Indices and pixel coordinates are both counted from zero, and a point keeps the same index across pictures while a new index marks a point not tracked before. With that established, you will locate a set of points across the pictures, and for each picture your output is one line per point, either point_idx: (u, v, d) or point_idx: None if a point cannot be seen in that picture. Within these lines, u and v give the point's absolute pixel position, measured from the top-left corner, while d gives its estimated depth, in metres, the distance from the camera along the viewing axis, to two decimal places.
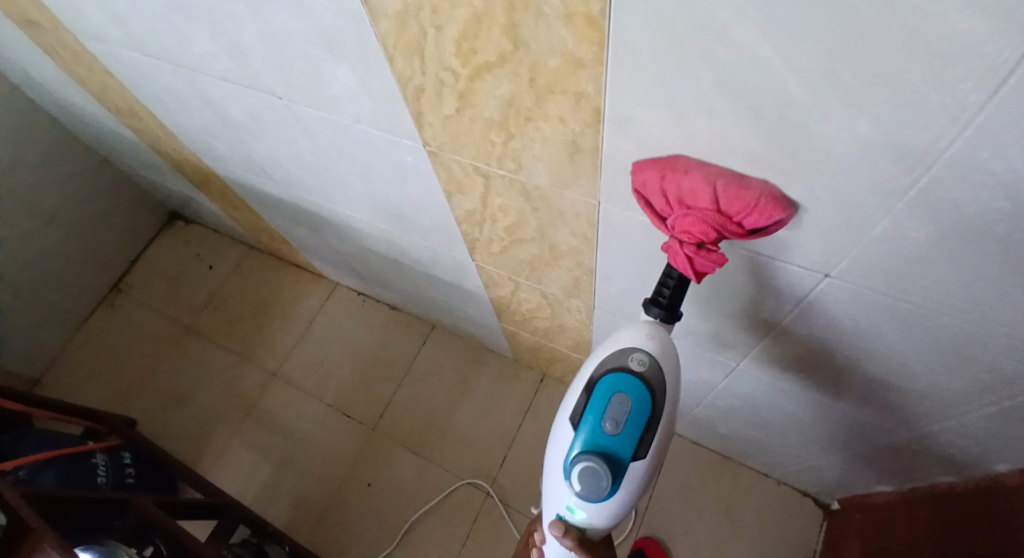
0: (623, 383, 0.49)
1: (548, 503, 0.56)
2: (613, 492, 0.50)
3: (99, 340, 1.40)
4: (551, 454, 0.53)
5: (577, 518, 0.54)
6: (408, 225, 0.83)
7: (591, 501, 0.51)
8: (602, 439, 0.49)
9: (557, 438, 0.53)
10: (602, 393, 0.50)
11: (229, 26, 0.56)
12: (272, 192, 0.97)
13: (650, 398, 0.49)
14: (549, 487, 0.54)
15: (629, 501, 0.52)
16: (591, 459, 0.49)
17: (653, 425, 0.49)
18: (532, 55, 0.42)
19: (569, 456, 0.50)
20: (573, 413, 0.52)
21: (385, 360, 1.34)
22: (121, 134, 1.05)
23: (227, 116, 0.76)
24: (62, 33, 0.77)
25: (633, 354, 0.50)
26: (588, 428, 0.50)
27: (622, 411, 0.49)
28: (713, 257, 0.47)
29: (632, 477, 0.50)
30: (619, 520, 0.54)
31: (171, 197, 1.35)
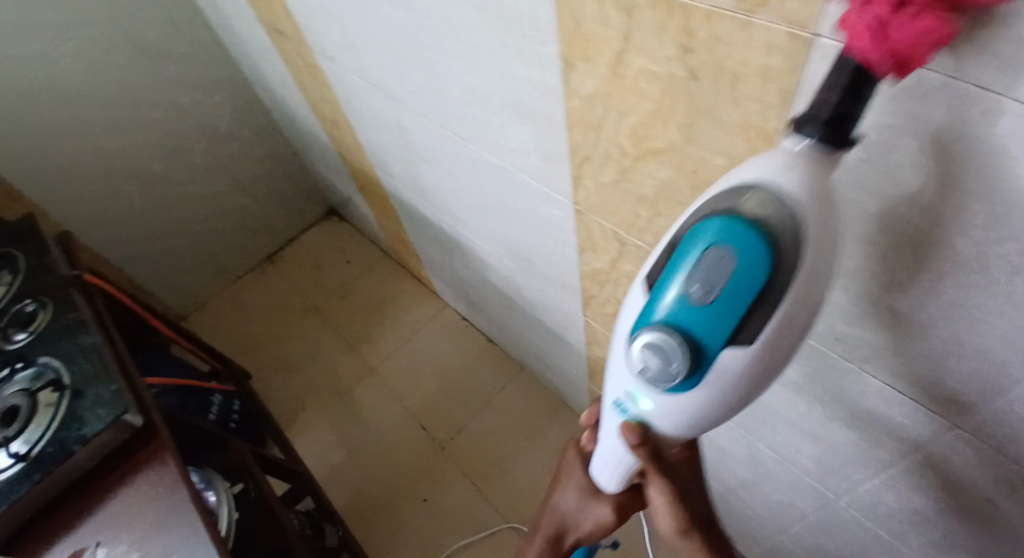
0: (729, 226, 0.32)
1: (610, 390, 0.45)
2: (689, 383, 0.37)
3: (243, 298, 1.61)
4: (619, 322, 0.41)
5: (640, 415, 0.42)
6: (534, 269, 0.90)
7: (660, 390, 0.39)
8: (682, 306, 0.35)
9: (630, 300, 0.40)
10: (694, 243, 0.34)
11: (443, 77, 0.68)
12: (424, 212, 1.10)
13: (766, 259, 0.31)
14: (612, 365, 0.43)
15: (716, 406, 0.38)
16: (658, 333, 0.36)
17: (767, 300, 0.32)
18: (700, 151, 0.47)
19: (635, 325, 0.38)
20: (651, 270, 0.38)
21: (471, 388, 1.39)
22: (318, 135, 1.24)
23: (411, 143, 0.89)
24: (306, 52, 0.95)
25: (752, 190, 0.32)
26: (664, 291, 0.36)
27: (720, 270, 0.33)
28: (930, 26, 0.26)
29: (721, 370, 0.35)
30: (698, 433, 0.41)
31: (337, 195, 1.56)
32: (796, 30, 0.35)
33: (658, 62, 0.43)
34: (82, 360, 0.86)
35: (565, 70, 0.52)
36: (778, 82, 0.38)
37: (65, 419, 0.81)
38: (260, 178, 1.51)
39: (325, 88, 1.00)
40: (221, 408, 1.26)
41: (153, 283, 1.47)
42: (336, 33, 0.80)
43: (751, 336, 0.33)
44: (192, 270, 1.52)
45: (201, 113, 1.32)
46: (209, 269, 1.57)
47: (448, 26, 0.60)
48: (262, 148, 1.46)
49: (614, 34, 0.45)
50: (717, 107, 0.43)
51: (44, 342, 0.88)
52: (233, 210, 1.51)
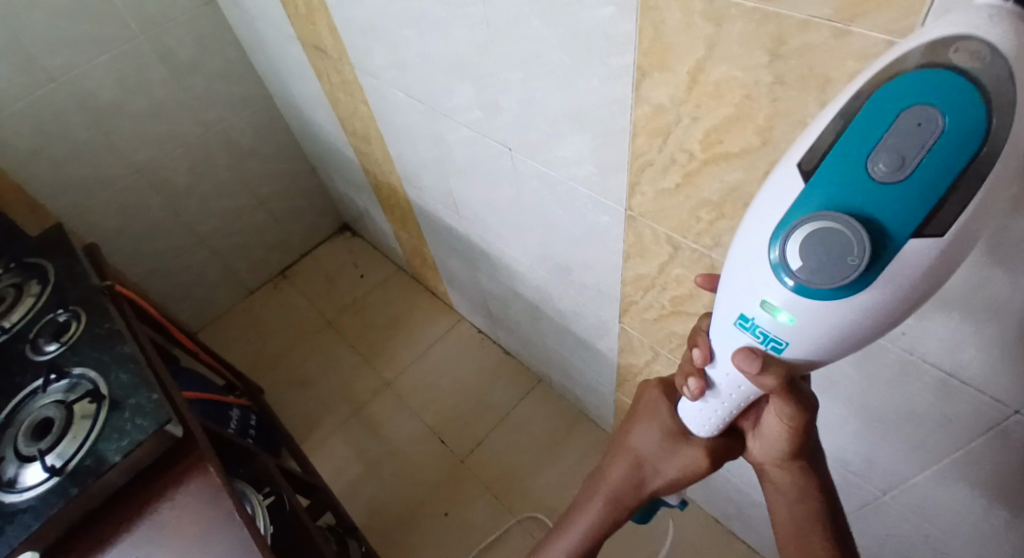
0: (930, 91, 0.29)
1: (730, 303, 0.42)
2: (860, 281, 0.34)
3: (255, 314, 1.61)
4: (759, 223, 0.38)
5: (778, 329, 0.39)
6: (571, 279, 0.91)
7: (816, 294, 0.36)
8: (865, 188, 0.32)
9: (779, 192, 0.36)
10: (885, 112, 0.31)
11: (496, 90, 0.70)
12: (452, 224, 1.12)
13: (978, 123, 0.29)
14: (743, 274, 0.40)
15: (882, 308, 0.35)
16: (832, 223, 0.34)
17: (969, 173, 0.30)
18: (777, 153, 0.49)
19: (793, 219, 0.35)
20: (809, 156, 0.35)
21: (490, 401, 1.40)
22: (345, 149, 1.26)
23: (449, 157, 0.92)
24: (343, 67, 0.98)
25: (955, 48, 0.29)
26: (839, 175, 0.33)
27: (919, 142, 0.30)
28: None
29: (903, 262, 0.33)
30: (844, 347, 0.38)
31: (353, 209, 1.57)
32: (893, 38, 0.38)
33: (743, 69, 0.46)
34: (127, 368, 0.84)
35: (637, 81, 0.54)
36: None
37: (109, 424, 0.78)
38: (277, 193, 1.53)
39: (360, 103, 1.03)
40: (239, 421, 1.24)
41: (166, 297, 1.46)
42: (383, 49, 0.83)
43: (943, 223, 0.31)
44: (205, 285, 1.52)
45: (223, 128, 1.33)
46: (223, 284, 1.56)
47: (510, 41, 0.62)
48: (280, 162, 1.48)
49: (697, 44, 0.48)
50: (802, 110, 0.45)
51: (80, 349, 0.87)
52: (247, 224, 1.51)
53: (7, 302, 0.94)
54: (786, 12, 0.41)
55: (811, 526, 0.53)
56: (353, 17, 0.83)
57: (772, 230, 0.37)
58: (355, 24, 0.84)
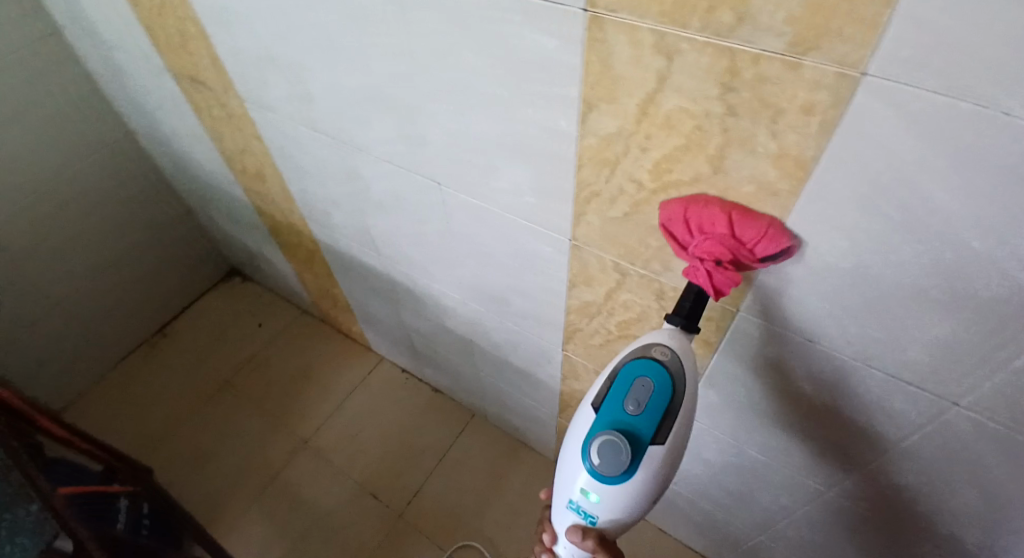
0: (646, 368, 0.56)
1: (563, 493, 0.61)
2: (631, 470, 0.55)
3: (137, 380, 1.40)
4: (574, 438, 0.60)
5: (592, 509, 0.59)
6: (508, 310, 0.88)
7: (610, 480, 0.56)
8: (624, 416, 0.56)
9: (580, 420, 0.60)
10: (627, 377, 0.57)
11: (423, 121, 0.66)
12: (369, 263, 1.05)
13: (672, 384, 0.56)
14: (567, 474, 0.60)
15: (646, 489, 0.57)
16: (611, 434, 0.55)
17: (672, 413, 0.56)
18: (729, 180, 0.49)
19: (590, 435, 0.57)
20: (595, 400, 0.59)
21: (421, 444, 1.33)
22: (232, 188, 1.14)
23: (367, 193, 0.86)
24: (229, 100, 0.87)
25: (657, 347, 0.58)
26: (610, 409, 0.57)
27: (644, 393, 0.56)
28: (729, 276, 0.53)
29: (651, 458, 0.55)
30: (631, 517, 0.59)
31: (245, 252, 1.43)
32: (845, 70, 0.39)
33: (694, 100, 0.46)
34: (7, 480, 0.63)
35: (583, 111, 0.52)
36: (822, 116, 0.41)
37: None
38: (149, 241, 1.35)
39: (252, 138, 0.93)
40: (128, 515, 1.03)
41: (16, 377, 1.23)
42: (281, 79, 0.75)
43: (665, 436, 0.55)
44: (66, 357, 1.30)
45: (77, 174, 1.15)
46: (89, 353, 1.35)
47: (441, 70, 0.58)
48: (151, 206, 1.31)
49: (647, 76, 0.46)
50: (755, 137, 0.45)
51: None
52: (115, 282, 1.32)
53: None
54: (739, 44, 0.41)
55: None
56: (241, 45, 0.74)
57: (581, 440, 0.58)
58: (244, 54, 0.75)
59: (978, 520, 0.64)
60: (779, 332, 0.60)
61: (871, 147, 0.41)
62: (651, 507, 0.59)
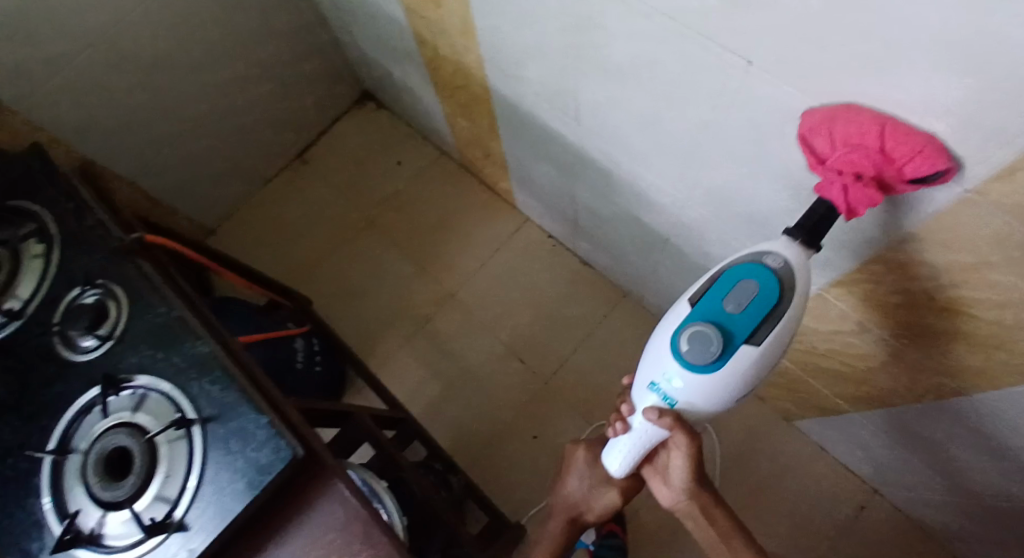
0: (755, 269, 0.48)
1: (640, 375, 0.56)
2: (719, 364, 0.49)
3: (281, 207, 1.35)
4: (663, 327, 0.54)
5: (672, 392, 0.53)
6: (760, 230, 0.69)
7: (694, 370, 0.50)
8: (721, 312, 0.49)
9: (672, 312, 0.53)
10: (731, 276, 0.49)
11: None
12: (564, 131, 0.86)
13: (779, 291, 0.47)
14: (651, 357, 0.55)
15: (733, 385, 0.51)
16: (701, 327, 0.49)
17: (774, 318, 0.48)
18: None
19: (680, 325, 0.51)
20: (692, 294, 0.52)
21: (567, 316, 1.25)
22: (390, 8, 0.93)
23: (605, 58, 0.64)
24: None
25: (771, 252, 0.49)
26: (706, 304, 0.50)
27: (748, 293, 0.48)
28: (869, 195, 0.46)
29: (741, 358, 0.49)
30: (712, 407, 0.53)
31: (384, 78, 1.24)
32: None
33: None
34: (210, 377, 0.63)
35: None
36: None
37: (208, 446, 0.61)
38: (288, 56, 1.18)
39: None
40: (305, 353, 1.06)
41: (169, 197, 1.19)
42: None
43: (761, 338, 0.49)
44: (212, 178, 1.24)
45: None
46: (234, 174, 1.28)
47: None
48: (285, 14, 1.12)
49: None
50: None
51: (138, 334, 0.66)
52: (254, 101, 1.19)
53: (2, 268, 0.72)
54: None
55: (718, 523, 0.65)
56: None
57: (670, 330, 0.52)
58: None
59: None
60: None
61: None
62: (733, 404, 0.53)
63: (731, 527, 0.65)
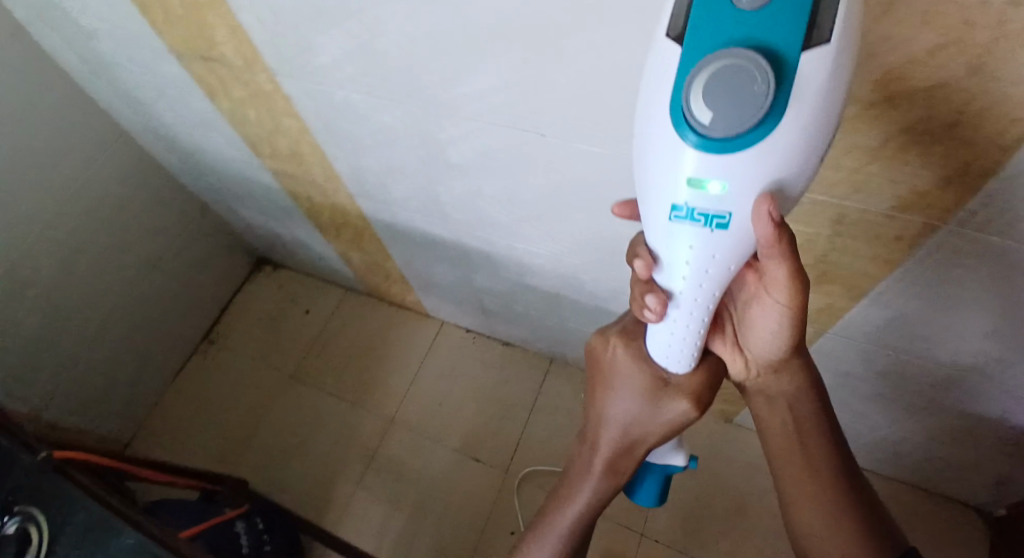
0: None
1: (659, 198, 0.35)
2: (771, 118, 0.30)
3: (199, 394, 1.33)
4: (657, 106, 0.33)
5: (718, 201, 0.33)
6: (617, 257, 0.80)
7: (736, 142, 0.31)
8: (737, 22, 0.30)
9: (658, 74, 0.33)
10: None
11: (543, 65, 0.54)
12: (438, 231, 0.95)
13: None
14: (658, 163, 0.34)
15: (808, 139, 0.30)
16: (724, 63, 0.30)
17: None
18: (991, 84, 0.39)
19: (684, 80, 0.31)
20: (674, 23, 0.32)
21: (508, 399, 1.30)
22: (258, 175, 1.00)
23: (446, 158, 0.75)
24: (256, 77, 0.73)
25: None
26: (709, 24, 0.30)
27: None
28: None
29: (808, 82, 0.29)
30: (791, 190, 0.33)
31: (273, 240, 1.32)
32: None
33: None
34: None
35: None
36: None
37: None
38: (173, 247, 1.23)
39: (288, 117, 0.79)
40: (249, 536, 1.02)
41: (77, 418, 1.16)
42: (338, 39, 0.61)
43: (828, 28, 0.28)
44: (118, 385, 1.22)
45: (80, 191, 1.02)
46: (142, 373, 1.27)
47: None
48: (162, 210, 1.18)
49: None
50: None
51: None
52: (146, 299, 1.22)
53: None
54: None
55: (799, 404, 0.55)
56: (278, 10, 0.60)
57: (664, 103, 0.33)
58: (283, 17, 0.61)
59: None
60: (1003, 243, 0.51)
61: None
62: (809, 179, 0.33)
63: (812, 410, 0.55)
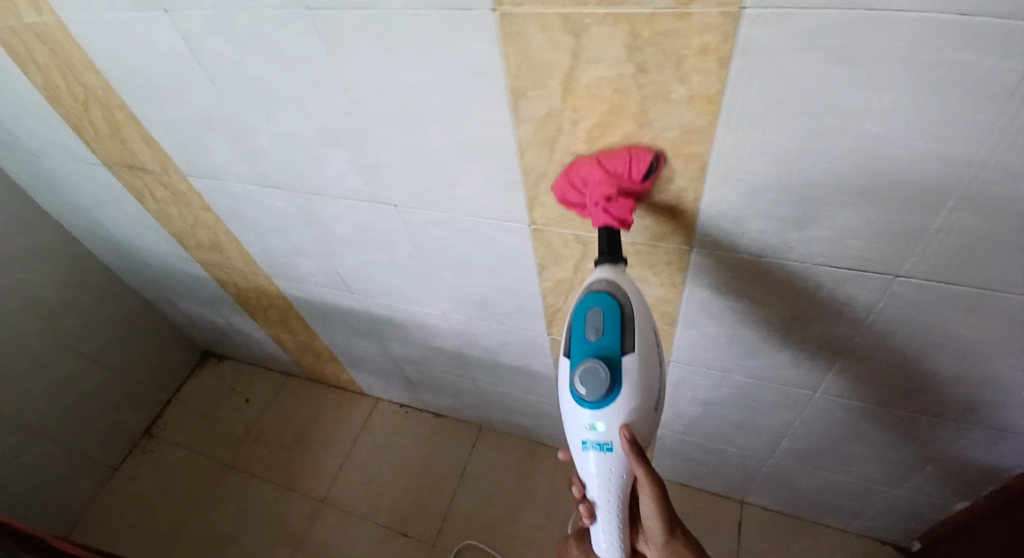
0: (591, 298, 0.56)
1: (574, 442, 0.58)
2: (615, 386, 0.54)
3: (135, 487, 1.37)
4: (562, 388, 0.59)
5: (603, 436, 0.56)
6: (491, 310, 0.92)
7: (604, 401, 0.55)
8: (591, 344, 0.55)
9: (560, 373, 0.59)
10: (579, 311, 0.57)
11: (372, 150, 0.68)
12: (345, 305, 1.06)
13: (619, 301, 0.55)
14: (570, 419, 0.58)
15: (638, 398, 0.55)
16: (586, 363, 0.55)
17: (631, 326, 0.55)
18: (655, 131, 0.54)
19: (571, 373, 0.56)
20: (563, 347, 0.59)
21: (437, 470, 1.34)
22: (188, 266, 1.13)
23: (330, 235, 0.87)
24: (171, 178, 0.87)
25: (597, 280, 0.58)
26: (578, 346, 0.56)
27: (597, 319, 0.55)
28: None
29: (630, 369, 0.54)
30: (643, 430, 0.56)
31: (214, 331, 1.42)
32: (728, 8, 0.44)
33: (608, 67, 0.51)
34: None
35: (513, 102, 0.57)
36: (717, 53, 0.47)
37: None
38: (115, 342, 1.33)
39: (202, 211, 0.92)
40: None
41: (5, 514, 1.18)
42: (225, 143, 0.76)
43: (633, 345, 0.55)
44: (52, 481, 1.26)
45: (27, 292, 1.14)
46: (77, 470, 1.31)
47: (382, 93, 0.60)
48: (107, 307, 1.30)
49: (563, 56, 0.51)
50: (667, 87, 0.51)
51: None
52: (86, 394, 1.30)
53: None
54: (633, 9, 0.46)
55: None
56: (176, 122, 0.76)
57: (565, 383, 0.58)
58: (180, 127, 0.76)
59: (958, 367, 0.69)
60: (735, 255, 0.65)
61: (771, 70, 0.46)
62: (653, 416, 0.57)
63: None
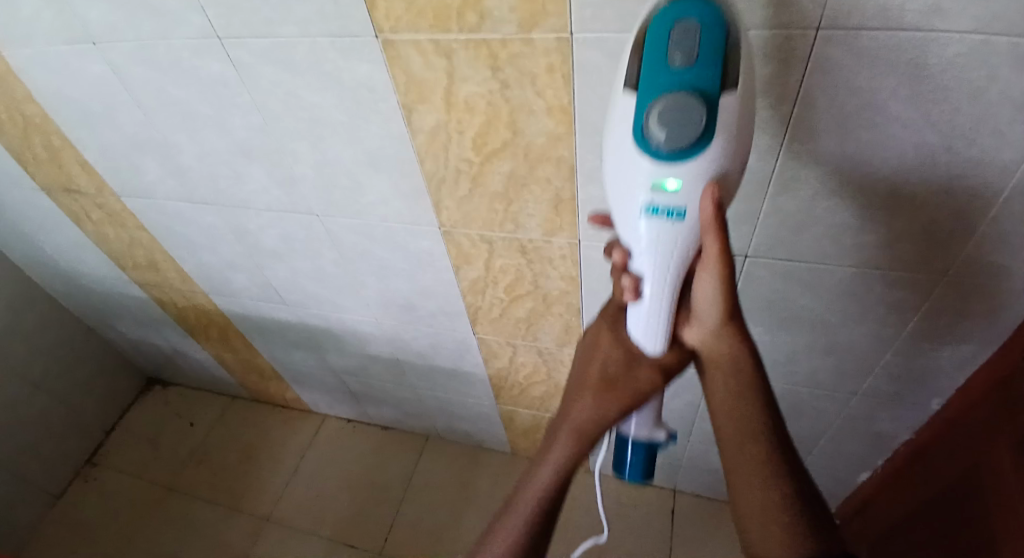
0: (682, 7, 0.40)
1: (631, 196, 0.46)
2: (705, 136, 0.41)
3: (77, 514, 1.36)
4: (621, 138, 0.45)
5: (674, 200, 0.44)
6: (416, 313, 0.99)
7: (686, 155, 0.42)
8: (676, 75, 0.41)
9: (621, 116, 0.45)
10: (661, 25, 0.41)
11: (289, 162, 0.75)
12: (283, 318, 1.12)
13: (722, 14, 0.40)
14: (628, 172, 0.45)
15: (728, 153, 0.43)
16: (669, 102, 0.41)
17: (733, 53, 0.41)
18: (527, 138, 0.63)
19: (642, 118, 0.43)
20: (629, 78, 0.44)
21: (382, 481, 1.38)
22: (128, 288, 1.17)
23: (260, 246, 0.93)
24: (106, 199, 0.93)
25: None
26: (655, 76, 0.42)
27: (690, 37, 0.40)
28: None
29: (725, 116, 0.41)
30: (726, 191, 0.44)
31: (158, 356, 1.45)
32: (561, 34, 0.54)
33: (478, 84, 0.60)
34: None
35: (406, 116, 0.65)
36: (561, 71, 0.56)
37: None
38: (58, 368, 1.35)
39: (138, 230, 0.98)
40: None
41: None
42: (155, 162, 0.82)
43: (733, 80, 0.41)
44: None
45: None
46: (18, 498, 1.30)
47: (292, 111, 0.68)
48: (49, 334, 1.32)
49: (440, 75, 0.60)
50: (528, 102, 0.60)
51: None
52: (28, 421, 1.30)
53: None
54: (489, 37, 0.56)
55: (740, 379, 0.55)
56: (110, 144, 0.82)
57: (631, 133, 0.44)
58: (113, 149, 0.82)
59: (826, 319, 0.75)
60: None
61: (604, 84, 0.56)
62: (738, 171, 0.45)
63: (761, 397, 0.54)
